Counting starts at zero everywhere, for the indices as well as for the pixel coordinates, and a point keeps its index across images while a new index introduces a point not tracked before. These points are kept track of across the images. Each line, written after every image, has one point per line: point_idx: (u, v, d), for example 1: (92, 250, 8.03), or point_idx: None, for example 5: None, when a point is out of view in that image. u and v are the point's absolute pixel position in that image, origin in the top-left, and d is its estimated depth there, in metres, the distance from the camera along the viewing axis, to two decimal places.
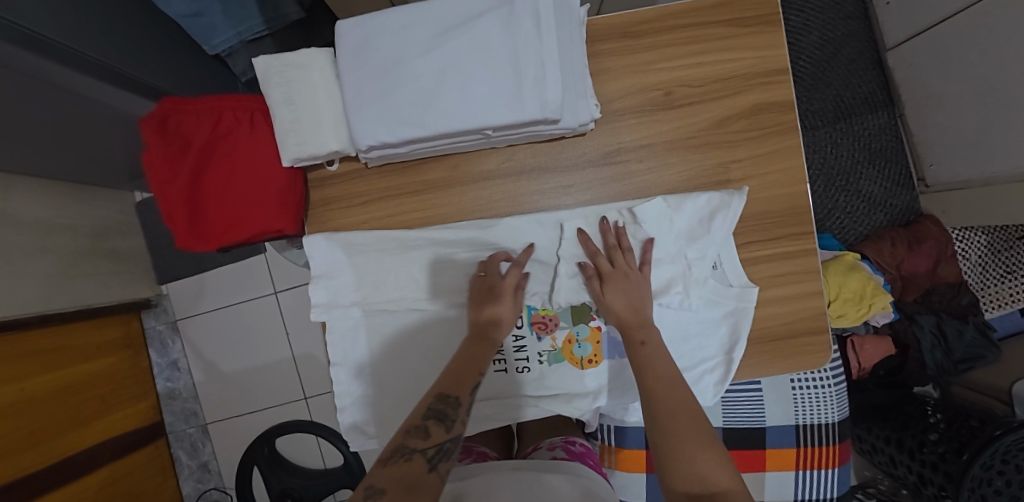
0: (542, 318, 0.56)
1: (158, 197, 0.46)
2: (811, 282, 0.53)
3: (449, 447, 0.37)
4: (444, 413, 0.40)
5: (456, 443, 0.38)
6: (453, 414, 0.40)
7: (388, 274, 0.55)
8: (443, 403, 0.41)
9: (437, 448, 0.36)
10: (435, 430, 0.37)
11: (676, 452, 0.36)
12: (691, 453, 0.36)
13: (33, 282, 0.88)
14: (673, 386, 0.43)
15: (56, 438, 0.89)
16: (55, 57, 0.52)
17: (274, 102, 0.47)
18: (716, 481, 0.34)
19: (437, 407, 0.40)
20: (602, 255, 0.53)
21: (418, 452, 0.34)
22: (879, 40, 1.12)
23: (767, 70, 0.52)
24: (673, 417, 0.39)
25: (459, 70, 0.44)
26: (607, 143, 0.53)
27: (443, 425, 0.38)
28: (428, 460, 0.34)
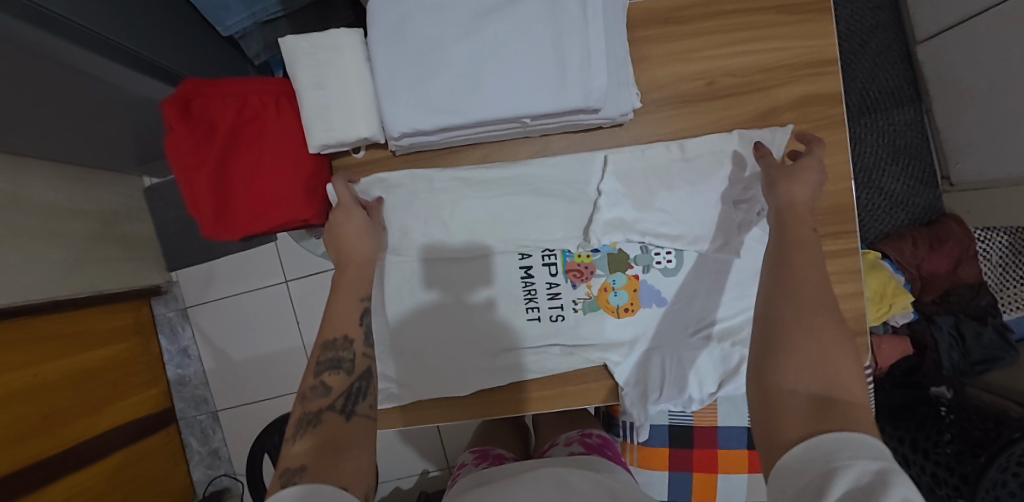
0: (577, 266, 0.55)
1: (183, 185, 0.44)
2: (851, 283, 0.52)
3: (363, 386, 0.38)
4: (341, 359, 0.39)
5: (369, 378, 0.39)
6: (350, 355, 0.39)
7: (417, 218, 0.53)
8: (336, 348, 0.39)
9: (345, 393, 0.37)
10: (335, 380, 0.37)
11: (801, 338, 0.31)
12: (818, 347, 0.30)
13: (44, 267, 0.86)
14: (816, 270, 0.35)
15: (69, 423, 0.88)
16: (71, 36, 0.50)
17: (303, 86, 0.45)
18: (838, 385, 0.29)
19: (330, 356, 0.39)
20: (642, 198, 0.51)
21: (328, 409, 0.35)
22: (908, 32, 1.08)
23: (816, 60, 0.50)
24: (805, 309, 0.32)
25: (499, 55, 0.42)
26: (645, 135, 0.51)
27: (342, 371, 0.38)
28: (340, 410, 0.35)
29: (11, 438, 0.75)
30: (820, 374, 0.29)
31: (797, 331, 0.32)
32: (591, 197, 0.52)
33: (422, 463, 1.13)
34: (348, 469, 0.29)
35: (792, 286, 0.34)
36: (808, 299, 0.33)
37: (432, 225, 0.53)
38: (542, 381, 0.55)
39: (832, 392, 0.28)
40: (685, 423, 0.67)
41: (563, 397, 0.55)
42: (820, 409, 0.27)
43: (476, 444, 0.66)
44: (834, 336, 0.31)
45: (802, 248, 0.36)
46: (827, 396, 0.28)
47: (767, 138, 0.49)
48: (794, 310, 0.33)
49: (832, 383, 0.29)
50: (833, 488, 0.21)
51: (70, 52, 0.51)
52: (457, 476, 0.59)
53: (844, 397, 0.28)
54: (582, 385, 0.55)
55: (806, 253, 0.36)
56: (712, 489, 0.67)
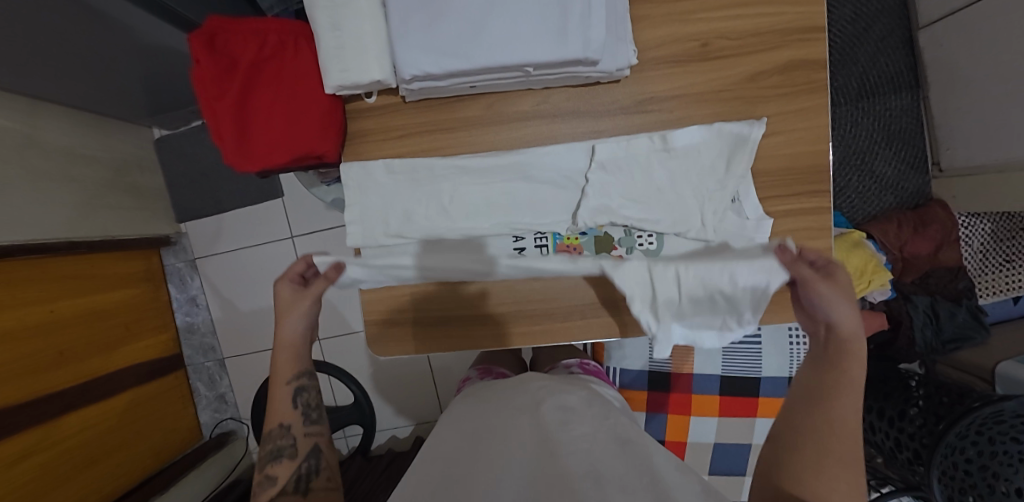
0: (566, 247, 0.59)
1: (207, 114, 0.47)
2: (823, 239, 0.56)
3: (313, 464, 0.41)
4: (281, 448, 0.41)
5: (315, 456, 0.42)
6: (291, 440, 0.42)
7: (421, 202, 0.57)
8: (276, 437, 0.42)
9: (294, 476, 0.40)
10: (281, 469, 0.40)
11: (824, 485, 0.32)
12: (837, 485, 0.32)
13: (59, 210, 0.90)
14: (853, 407, 0.35)
15: (83, 360, 0.94)
16: None
17: (321, 27, 0.47)
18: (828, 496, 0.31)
19: (276, 446, 0.41)
20: (624, 185, 0.55)
21: (280, 495, 0.38)
22: (912, 17, 1.10)
23: (806, 26, 0.52)
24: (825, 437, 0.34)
25: (506, 3, 0.45)
26: (640, 91, 0.54)
27: (285, 458, 0.40)
28: (294, 492, 0.38)
29: (34, 366, 0.82)
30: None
31: (816, 469, 0.33)
32: (579, 184, 0.56)
33: (418, 410, 1.21)
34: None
35: (819, 426, 0.35)
36: (833, 446, 0.34)
37: (433, 210, 0.57)
38: (530, 319, 0.58)
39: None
40: (663, 368, 0.72)
41: (551, 334, 0.59)
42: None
43: (479, 363, 0.72)
44: (854, 480, 0.32)
45: (844, 386, 0.35)
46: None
47: (744, 132, 0.52)
48: (820, 448, 0.34)
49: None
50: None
51: None
52: (462, 388, 0.65)
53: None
54: (572, 320, 0.58)
55: (847, 397, 0.35)
56: (685, 429, 0.73)
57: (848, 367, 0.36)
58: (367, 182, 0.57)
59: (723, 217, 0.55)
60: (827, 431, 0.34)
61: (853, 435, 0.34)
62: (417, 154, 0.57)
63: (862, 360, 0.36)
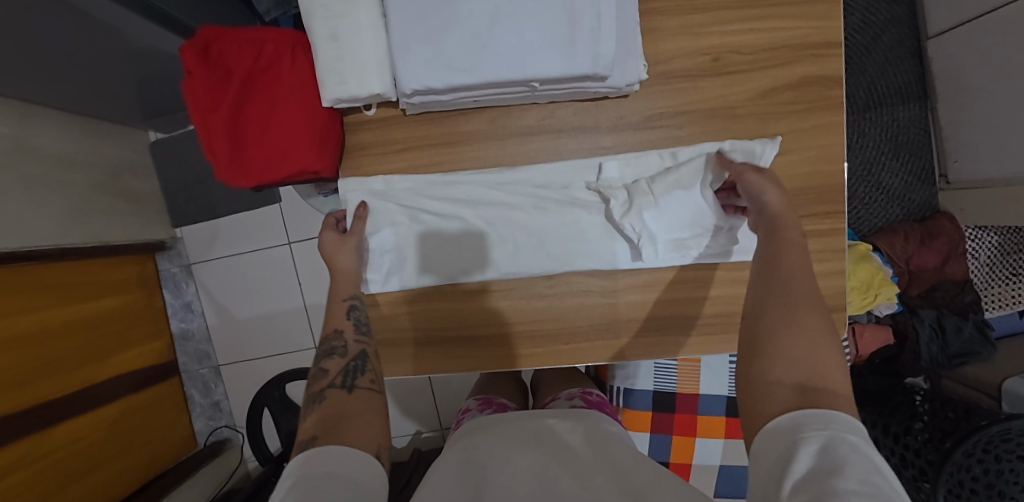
0: None
1: (199, 129, 0.46)
2: (837, 261, 0.54)
3: (358, 364, 0.41)
4: (334, 347, 0.42)
5: (363, 359, 0.42)
6: (342, 342, 0.43)
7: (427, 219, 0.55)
8: (330, 339, 0.43)
9: (343, 371, 0.39)
10: (331, 363, 0.40)
11: (802, 342, 0.30)
12: (808, 337, 0.30)
13: (50, 216, 0.88)
14: (802, 265, 0.35)
15: (73, 369, 0.92)
16: None
17: (319, 38, 0.45)
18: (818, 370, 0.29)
19: (328, 346, 0.42)
20: None
21: (328, 386, 0.37)
22: (921, 27, 1.08)
23: (822, 41, 0.51)
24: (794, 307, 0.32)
25: (512, 16, 0.43)
26: (649, 107, 0.52)
27: (336, 356, 0.41)
28: (339, 386, 0.38)
29: (9, 379, 0.77)
30: (809, 365, 0.29)
31: (784, 325, 0.31)
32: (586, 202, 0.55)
33: (416, 421, 1.18)
34: (358, 434, 0.33)
35: (776, 286, 0.34)
36: (795, 297, 0.33)
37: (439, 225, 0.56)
38: (534, 340, 0.57)
39: (813, 381, 0.28)
40: (668, 388, 0.71)
41: (554, 355, 0.57)
42: (807, 398, 0.27)
43: (478, 390, 0.69)
44: (823, 328, 0.31)
45: (787, 248, 0.36)
46: (815, 386, 0.28)
47: (755, 152, 0.51)
48: (784, 304, 0.33)
49: (817, 373, 0.29)
50: (797, 465, 0.23)
51: None
52: (461, 420, 0.63)
53: (828, 387, 0.28)
54: (574, 343, 0.57)
55: (792, 253, 0.36)
56: (689, 450, 0.72)
57: (786, 232, 0.38)
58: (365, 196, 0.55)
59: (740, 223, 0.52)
60: (779, 291, 0.34)
61: (809, 283, 0.34)
62: (416, 170, 0.55)
63: (794, 228, 0.38)
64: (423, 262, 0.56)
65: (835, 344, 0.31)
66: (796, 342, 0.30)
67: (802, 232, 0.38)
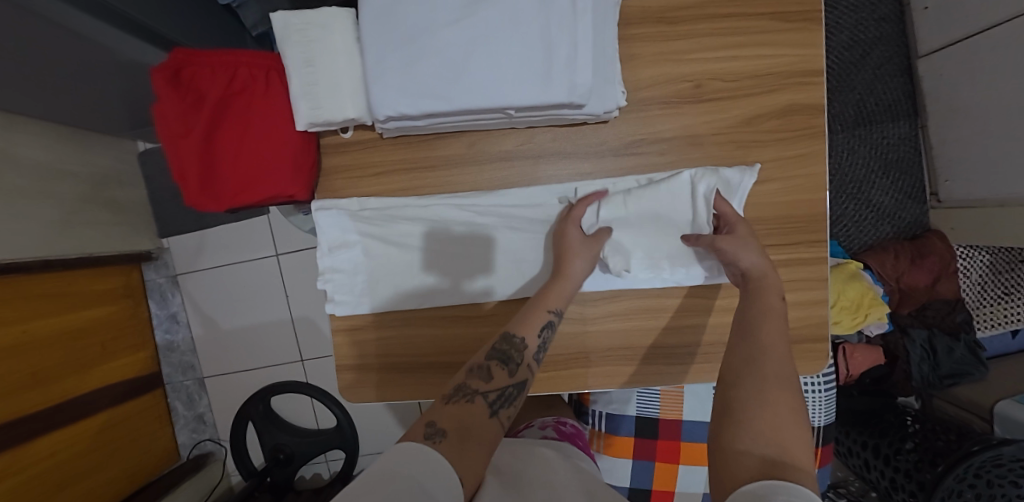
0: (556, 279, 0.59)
1: (169, 151, 0.45)
2: (820, 290, 0.53)
3: (513, 393, 0.37)
4: (509, 355, 0.40)
5: (520, 388, 0.38)
6: (518, 358, 0.40)
7: (398, 243, 0.55)
8: (510, 345, 0.40)
9: (499, 392, 0.36)
10: (498, 373, 0.38)
11: (771, 415, 0.30)
12: (775, 410, 0.31)
13: (34, 226, 0.87)
14: (779, 340, 0.37)
15: (58, 380, 0.90)
16: None
17: (293, 62, 0.45)
18: (789, 448, 0.28)
19: (503, 348, 0.40)
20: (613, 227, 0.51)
21: (480, 395, 0.34)
22: (911, 46, 1.08)
23: (805, 70, 0.50)
24: (767, 377, 0.33)
25: (487, 43, 0.42)
26: (629, 133, 0.51)
27: (507, 369, 0.38)
28: (488, 404, 0.34)
29: None
30: (776, 440, 0.29)
31: (756, 395, 0.32)
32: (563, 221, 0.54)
33: None
34: (468, 458, 0.28)
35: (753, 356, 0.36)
36: (769, 369, 0.34)
37: (411, 249, 0.55)
38: None
39: (783, 455, 0.27)
40: (652, 414, 0.70)
41: (533, 382, 0.56)
42: (773, 468, 0.25)
43: None
44: (790, 402, 0.31)
45: (765, 321, 0.39)
46: (781, 459, 0.27)
47: (734, 181, 0.50)
48: (758, 373, 0.34)
49: (786, 448, 0.28)
50: None
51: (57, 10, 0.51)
52: None
53: (796, 464, 0.27)
54: (554, 371, 0.56)
55: (771, 321, 0.38)
56: (674, 478, 0.71)
57: (767, 300, 0.40)
58: (341, 219, 0.53)
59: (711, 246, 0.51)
60: (754, 361, 0.35)
61: (783, 357, 0.36)
62: (395, 194, 0.54)
63: (775, 290, 0.41)
64: (426, 259, 0.55)
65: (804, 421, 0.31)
66: (768, 410, 0.31)
67: (782, 300, 0.41)
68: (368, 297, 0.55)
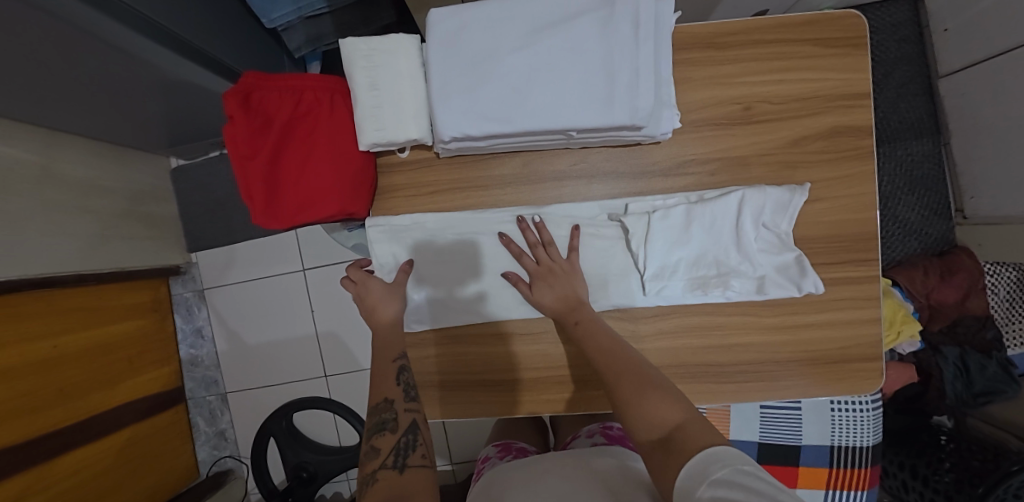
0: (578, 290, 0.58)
1: (237, 172, 0.46)
2: (872, 308, 0.53)
3: (410, 440, 0.39)
4: (387, 421, 0.41)
5: (414, 430, 0.40)
6: (393, 414, 0.42)
7: (451, 263, 0.55)
8: (380, 411, 0.42)
9: (394, 450, 0.38)
10: (383, 440, 0.39)
11: (635, 403, 0.36)
12: (635, 403, 0.37)
13: (72, 241, 0.88)
14: (601, 350, 0.44)
15: (83, 395, 0.90)
16: (116, 14, 0.52)
17: (360, 86, 0.47)
18: (669, 420, 0.34)
19: (378, 420, 0.41)
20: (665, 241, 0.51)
21: (380, 468, 0.36)
22: (931, 66, 1.10)
23: (851, 93, 0.52)
24: (624, 377, 0.39)
25: (552, 69, 0.44)
26: (680, 154, 0.52)
27: (388, 431, 0.40)
28: (391, 466, 0.36)
29: (14, 410, 0.74)
30: (655, 419, 0.34)
31: (624, 401, 0.37)
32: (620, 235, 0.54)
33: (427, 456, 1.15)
34: None
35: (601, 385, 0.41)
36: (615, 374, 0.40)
37: (464, 270, 0.56)
38: (561, 385, 0.57)
39: (669, 429, 0.33)
40: None
41: (583, 399, 0.57)
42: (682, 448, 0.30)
43: (497, 439, 0.67)
44: (638, 383, 0.38)
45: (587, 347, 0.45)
46: (670, 435, 0.32)
47: (784, 199, 0.50)
48: (613, 377, 0.40)
49: (663, 421, 0.34)
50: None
51: (114, 29, 0.53)
52: (482, 469, 0.61)
53: (677, 427, 0.33)
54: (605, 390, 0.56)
55: (597, 344, 0.44)
56: None
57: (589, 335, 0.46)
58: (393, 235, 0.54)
59: (768, 262, 0.51)
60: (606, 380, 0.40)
61: (620, 356, 0.42)
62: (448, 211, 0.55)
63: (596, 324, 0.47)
64: (417, 273, 0.56)
65: (668, 389, 0.37)
66: (638, 401, 0.36)
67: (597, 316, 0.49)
68: (425, 316, 0.56)
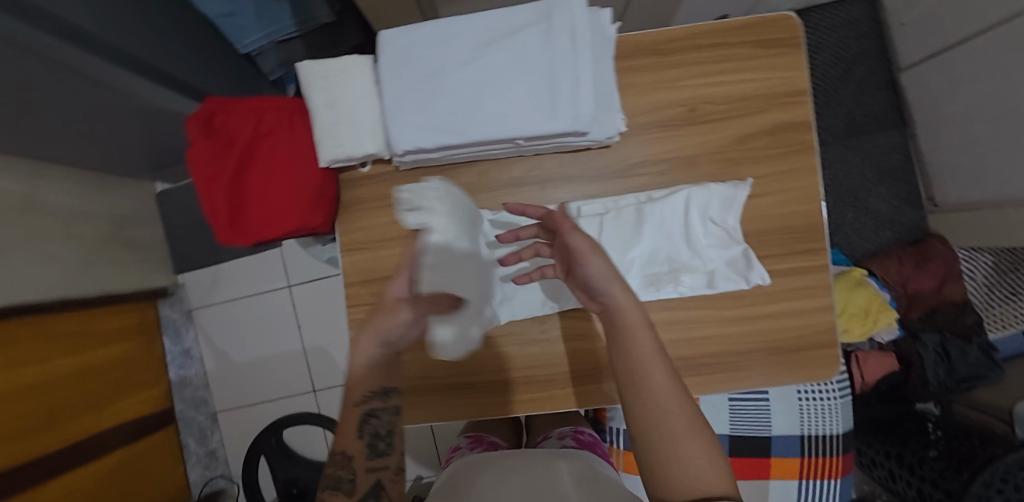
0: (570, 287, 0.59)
1: (201, 192, 0.48)
2: (826, 297, 0.54)
3: None
4: (342, 477, 0.38)
5: (375, 496, 0.38)
6: (350, 476, 0.38)
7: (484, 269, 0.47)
8: (337, 467, 0.38)
9: None
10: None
11: (672, 458, 0.30)
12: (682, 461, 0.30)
13: (57, 268, 0.90)
14: (659, 370, 0.34)
15: (73, 419, 0.91)
16: (96, 50, 0.56)
17: (318, 106, 0.49)
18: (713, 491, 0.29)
19: (334, 475, 0.38)
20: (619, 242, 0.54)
21: None
22: (893, 60, 1.13)
23: (791, 90, 0.54)
24: (671, 425, 0.31)
25: (497, 82, 0.46)
26: (630, 156, 0.54)
27: (340, 494, 0.37)
28: None
29: (7, 433, 0.76)
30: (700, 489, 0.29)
31: (665, 453, 0.31)
32: None
33: (416, 467, 1.15)
34: None
35: (644, 411, 0.33)
36: (663, 416, 0.32)
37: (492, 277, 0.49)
38: (529, 386, 0.57)
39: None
40: None
41: (549, 400, 0.57)
42: None
43: (470, 431, 0.70)
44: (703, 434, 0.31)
45: (642, 358, 0.34)
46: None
47: (729, 195, 0.51)
48: (658, 423, 0.32)
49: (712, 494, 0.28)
50: None
51: (95, 64, 0.56)
52: (451, 458, 0.62)
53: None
54: (572, 389, 0.57)
55: (650, 365, 0.34)
56: None
57: (637, 343, 0.35)
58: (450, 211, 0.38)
59: (715, 257, 0.53)
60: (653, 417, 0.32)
61: (674, 393, 0.33)
62: None
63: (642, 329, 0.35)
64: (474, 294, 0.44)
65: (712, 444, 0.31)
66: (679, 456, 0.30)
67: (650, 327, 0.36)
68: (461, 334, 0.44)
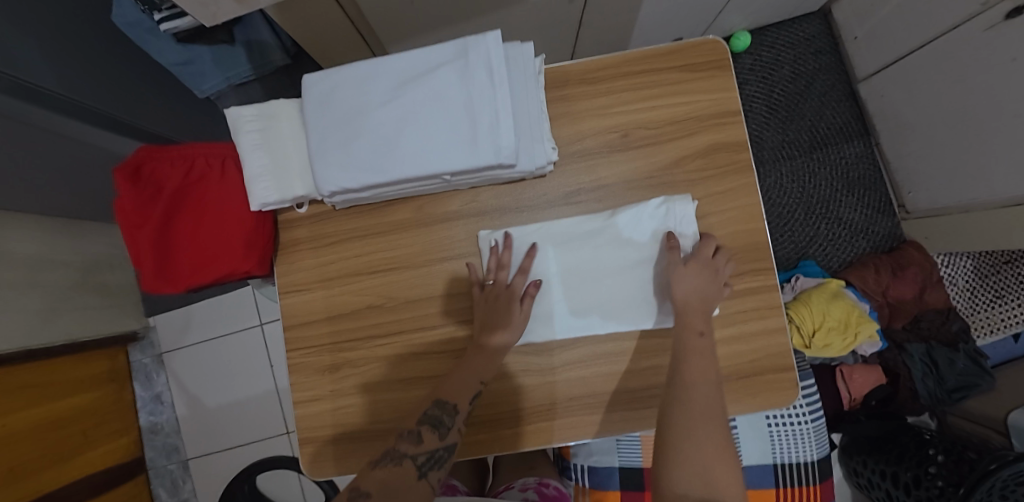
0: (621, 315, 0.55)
1: (128, 240, 0.46)
2: (776, 318, 0.52)
3: (443, 455, 0.41)
4: (441, 419, 0.43)
5: (450, 450, 0.42)
6: (448, 423, 0.44)
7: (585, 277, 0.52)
8: (440, 409, 0.44)
9: (428, 455, 0.40)
10: (428, 435, 0.41)
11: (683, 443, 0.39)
12: (700, 448, 0.39)
13: (24, 318, 0.88)
14: (704, 378, 0.43)
15: (33, 474, 0.88)
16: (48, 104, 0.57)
17: (246, 150, 0.48)
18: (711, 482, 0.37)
19: (434, 413, 0.44)
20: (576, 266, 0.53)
21: (408, 457, 0.38)
22: (850, 72, 1.15)
23: (722, 112, 0.54)
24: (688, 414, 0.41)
25: (418, 118, 0.46)
26: (567, 184, 0.54)
27: (437, 432, 0.42)
28: (417, 466, 0.38)
29: None
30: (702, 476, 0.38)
31: (683, 438, 0.40)
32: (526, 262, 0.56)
33: None
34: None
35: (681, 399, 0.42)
36: (693, 407, 0.41)
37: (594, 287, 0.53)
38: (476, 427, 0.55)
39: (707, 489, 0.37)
40: (634, 463, 0.70)
41: (498, 441, 0.54)
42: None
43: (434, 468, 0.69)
44: (717, 444, 0.40)
45: (691, 369, 0.43)
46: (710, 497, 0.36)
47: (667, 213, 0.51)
48: (687, 414, 0.41)
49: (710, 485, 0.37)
50: None
51: (40, 116, 0.56)
52: None
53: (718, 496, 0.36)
54: (518, 428, 0.54)
55: (694, 360, 0.44)
56: None
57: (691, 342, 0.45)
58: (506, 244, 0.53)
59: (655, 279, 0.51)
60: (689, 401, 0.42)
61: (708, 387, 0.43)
62: (350, 259, 0.56)
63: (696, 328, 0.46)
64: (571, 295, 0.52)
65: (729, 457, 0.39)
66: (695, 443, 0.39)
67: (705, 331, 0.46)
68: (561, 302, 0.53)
